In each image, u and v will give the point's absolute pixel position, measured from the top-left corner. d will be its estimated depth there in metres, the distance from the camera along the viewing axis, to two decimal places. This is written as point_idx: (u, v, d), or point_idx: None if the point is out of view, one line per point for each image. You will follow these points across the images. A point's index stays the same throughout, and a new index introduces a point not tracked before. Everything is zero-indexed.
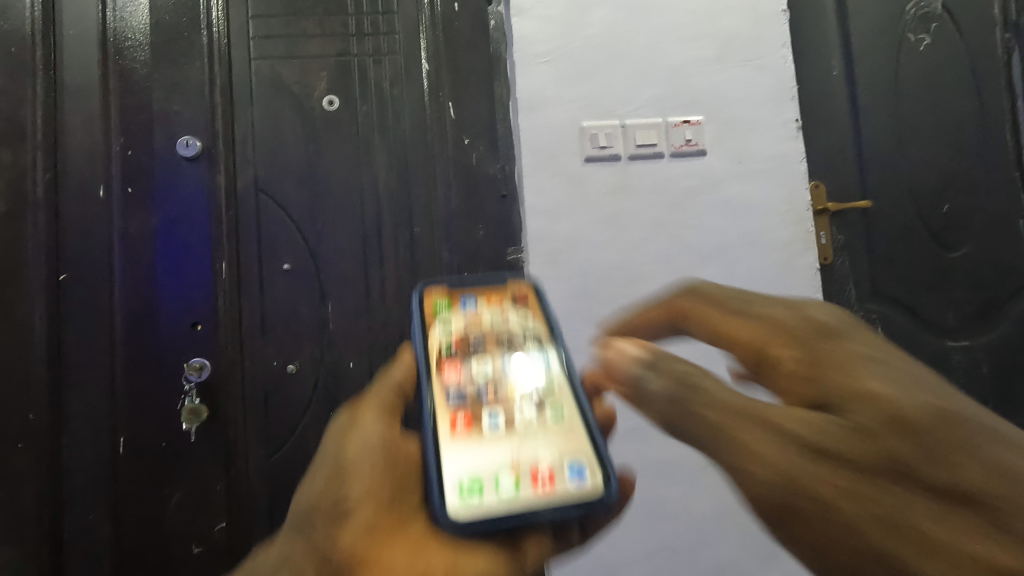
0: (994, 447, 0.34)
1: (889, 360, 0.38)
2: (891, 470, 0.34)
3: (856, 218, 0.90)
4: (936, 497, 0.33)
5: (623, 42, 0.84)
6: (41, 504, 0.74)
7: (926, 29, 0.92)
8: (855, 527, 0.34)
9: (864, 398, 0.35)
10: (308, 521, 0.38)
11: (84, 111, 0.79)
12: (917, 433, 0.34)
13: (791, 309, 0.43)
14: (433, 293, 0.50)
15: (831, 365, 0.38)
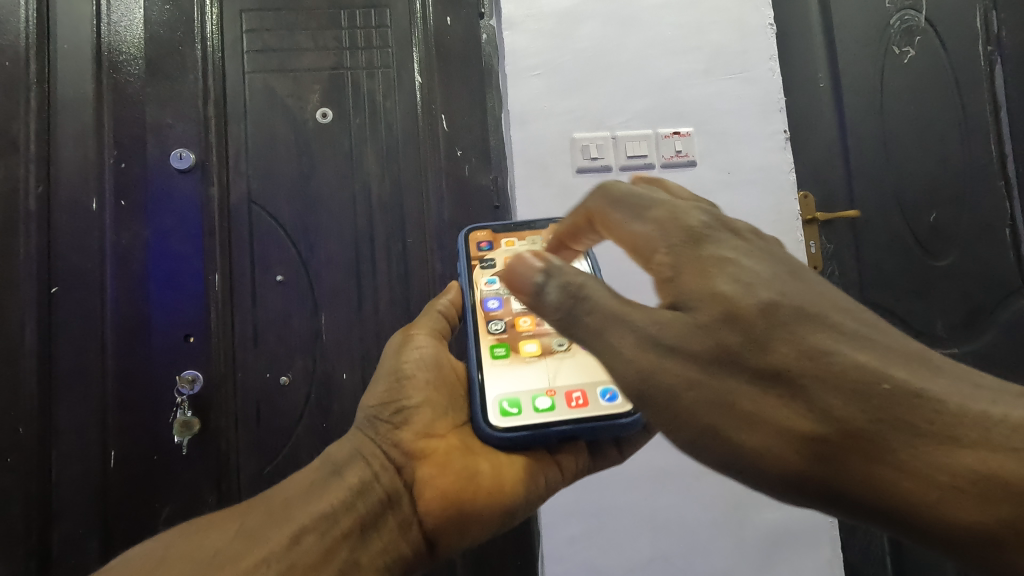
0: (837, 344, 0.32)
1: (750, 262, 0.36)
2: (752, 367, 0.33)
3: (844, 227, 0.91)
4: (828, 422, 0.31)
5: (612, 55, 0.86)
6: (29, 520, 0.74)
7: (910, 42, 0.94)
8: (720, 428, 0.33)
9: (722, 298, 0.34)
10: (377, 420, 0.54)
11: (76, 124, 0.79)
12: (812, 351, 0.32)
13: (646, 217, 0.40)
14: (478, 235, 0.60)
15: (693, 269, 0.36)
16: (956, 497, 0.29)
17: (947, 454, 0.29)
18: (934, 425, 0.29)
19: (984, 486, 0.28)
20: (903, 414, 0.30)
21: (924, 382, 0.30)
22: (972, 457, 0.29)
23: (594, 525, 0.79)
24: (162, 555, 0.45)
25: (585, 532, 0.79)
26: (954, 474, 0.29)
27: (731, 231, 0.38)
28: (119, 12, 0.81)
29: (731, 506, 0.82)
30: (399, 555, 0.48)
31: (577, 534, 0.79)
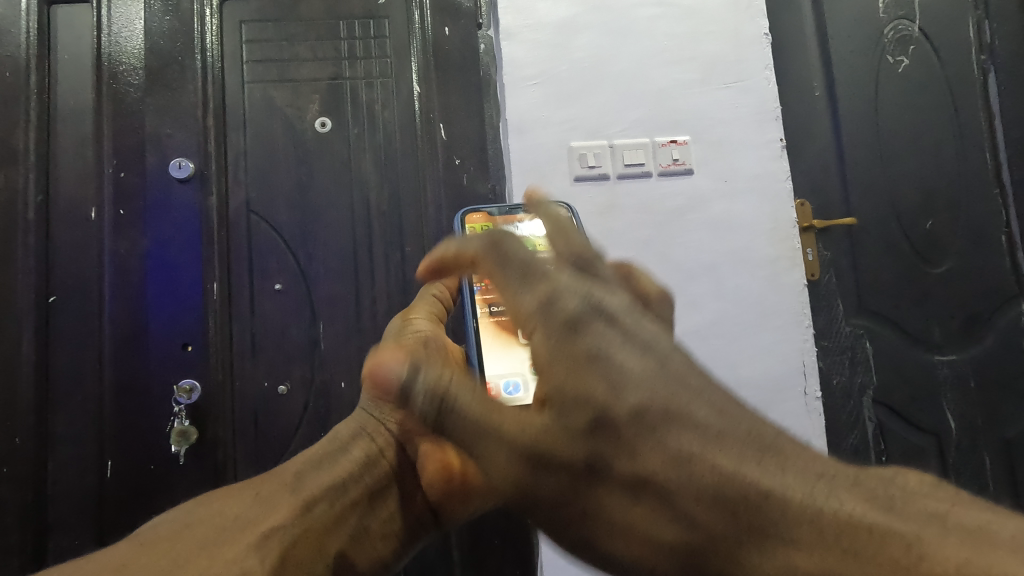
0: (698, 446, 0.32)
1: (622, 356, 0.35)
2: (619, 480, 0.34)
3: (840, 235, 0.91)
4: (692, 528, 0.31)
5: (609, 65, 0.86)
6: (26, 529, 0.75)
7: (904, 51, 0.94)
8: (593, 539, 0.36)
9: (590, 405, 0.34)
10: (380, 401, 0.56)
11: (76, 135, 0.81)
12: (676, 456, 0.32)
13: (527, 291, 0.38)
14: (474, 217, 0.61)
15: (567, 365, 0.35)
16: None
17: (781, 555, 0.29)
18: (772, 528, 0.30)
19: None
20: (763, 523, 0.30)
21: (770, 481, 0.31)
22: (799, 556, 0.29)
23: None
24: (186, 521, 0.46)
25: None
26: (788, 571, 0.29)
27: (605, 318, 0.36)
28: (119, 23, 0.82)
29: None
30: (404, 525, 0.54)
31: None
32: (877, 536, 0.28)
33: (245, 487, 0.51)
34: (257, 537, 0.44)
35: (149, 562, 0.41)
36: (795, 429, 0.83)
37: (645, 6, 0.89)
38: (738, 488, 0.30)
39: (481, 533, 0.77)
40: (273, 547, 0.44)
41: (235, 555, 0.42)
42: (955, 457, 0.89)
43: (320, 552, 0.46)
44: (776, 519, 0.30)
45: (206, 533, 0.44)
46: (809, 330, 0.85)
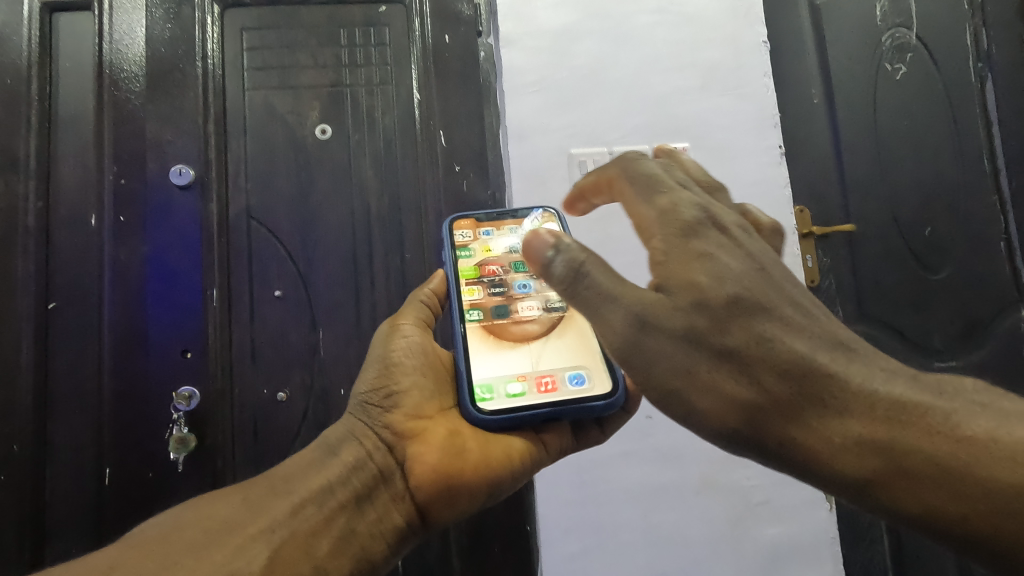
0: (777, 333, 0.42)
1: (728, 258, 0.45)
2: (727, 364, 0.41)
3: (839, 241, 0.92)
4: (759, 392, 0.40)
5: (609, 72, 0.87)
6: (23, 538, 0.74)
7: (901, 58, 0.95)
8: (682, 395, 0.43)
9: (694, 288, 0.43)
10: (368, 404, 0.55)
11: (78, 141, 0.81)
12: (758, 338, 0.41)
13: (648, 204, 0.48)
14: (462, 224, 0.60)
15: (679, 258, 0.45)
16: (840, 449, 0.38)
17: (839, 421, 0.39)
18: (833, 401, 0.39)
19: (859, 446, 0.38)
20: (816, 390, 0.39)
21: (835, 365, 0.40)
22: (858, 426, 0.38)
23: (595, 543, 0.78)
24: (175, 523, 0.47)
25: (584, 549, 0.78)
26: (846, 433, 0.38)
27: (718, 227, 0.47)
28: (121, 31, 0.82)
29: (728, 522, 0.80)
30: (392, 525, 0.51)
31: (576, 551, 0.78)
32: (920, 415, 0.38)
33: (235, 488, 0.51)
34: (244, 539, 0.45)
35: (139, 566, 0.43)
36: None
37: (644, 14, 0.89)
38: (804, 366, 0.40)
39: (481, 536, 0.76)
40: (261, 548, 0.45)
41: (223, 558, 0.44)
42: None
43: (306, 555, 0.46)
44: (840, 399, 0.39)
45: (197, 536, 0.46)
46: None
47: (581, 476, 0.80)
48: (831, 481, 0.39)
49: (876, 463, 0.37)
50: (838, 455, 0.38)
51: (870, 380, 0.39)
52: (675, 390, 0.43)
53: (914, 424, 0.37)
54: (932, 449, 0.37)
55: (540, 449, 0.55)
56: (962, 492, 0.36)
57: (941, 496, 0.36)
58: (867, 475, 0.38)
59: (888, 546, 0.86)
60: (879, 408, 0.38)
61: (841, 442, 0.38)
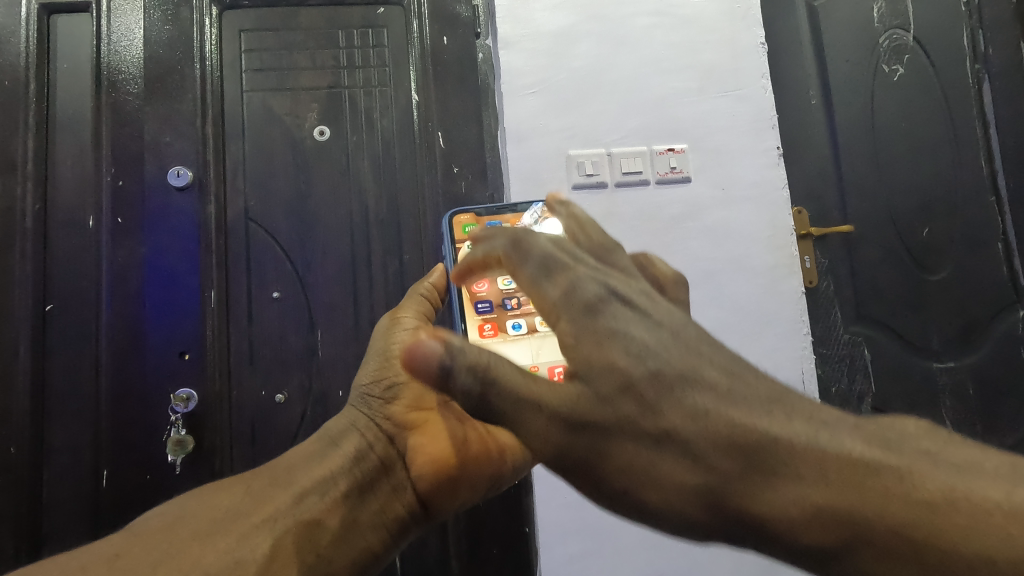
0: (715, 405, 0.31)
1: (642, 329, 0.35)
2: (644, 437, 0.32)
3: (838, 242, 0.92)
4: (700, 470, 0.30)
5: (607, 74, 0.87)
6: (22, 538, 0.74)
7: (899, 60, 0.95)
8: (631, 487, 0.33)
9: (618, 372, 0.34)
10: (370, 396, 0.55)
11: (75, 143, 0.81)
12: (693, 411, 0.31)
13: (549, 283, 0.40)
14: (462, 218, 0.61)
15: (590, 339, 0.35)
16: (797, 523, 0.27)
17: (781, 485, 0.28)
18: (776, 467, 0.28)
19: (825, 517, 0.26)
20: (767, 462, 0.28)
21: (779, 429, 0.29)
22: (813, 492, 0.27)
23: (596, 547, 0.78)
24: (177, 514, 0.46)
25: (585, 551, 0.78)
26: (797, 506, 0.27)
27: (624, 299, 0.37)
28: (119, 32, 0.82)
29: None
30: (394, 515, 0.51)
31: (576, 554, 0.78)
32: (872, 475, 0.27)
33: (236, 481, 0.50)
34: (247, 528, 0.44)
35: (137, 558, 0.41)
36: None
37: (641, 16, 0.89)
38: (748, 436, 0.29)
39: (479, 541, 0.77)
40: (264, 537, 0.44)
41: (226, 545, 0.43)
42: None
43: (310, 544, 0.45)
44: (792, 460, 0.28)
45: (200, 524, 0.44)
46: (808, 338, 0.85)
47: None
48: (791, 553, 0.28)
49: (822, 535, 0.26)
50: (809, 535, 0.27)
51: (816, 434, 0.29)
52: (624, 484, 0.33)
53: (871, 488, 0.26)
54: (892, 511, 0.25)
55: None
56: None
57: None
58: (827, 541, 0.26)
59: None
60: (831, 470, 0.27)
61: (796, 512, 0.27)
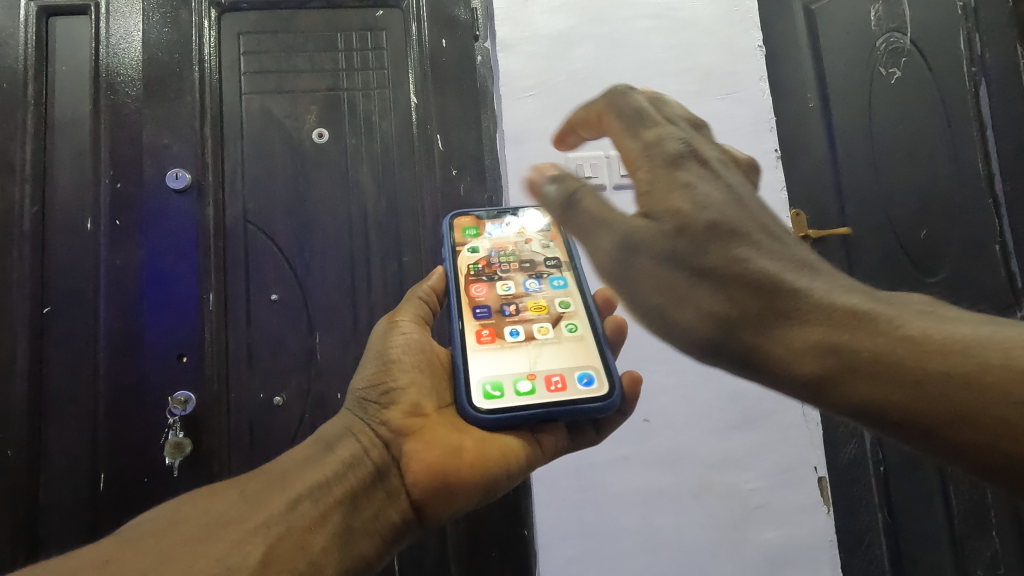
0: (752, 257, 0.43)
1: (706, 186, 0.47)
2: (699, 281, 0.43)
3: (836, 243, 0.97)
4: (731, 306, 0.42)
5: (606, 77, 0.87)
6: (18, 541, 0.74)
7: (897, 62, 0.94)
8: (666, 313, 0.46)
9: (678, 215, 0.45)
10: (365, 401, 0.55)
11: (73, 145, 0.81)
12: (737, 260, 0.42)
13: (636, 139, 0.52)
14: (462, 221, 0.63)
15: (661, 185, 0.47)
16: (801, 353, 0.39)
17: (790, 327, 0.40)
18: (779, 312, 0.40)
19: (826, 352, 0.38)
20: (783, 305, 0.40)
21: (798, 281, 0.41)
22: (815, 332, 0.39)
23: (594, 548, 0.78)
24: (173, 519, 0.46)
25: (584, 554, 0.78)
26: (799, 336, 0.39)
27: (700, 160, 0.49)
28: (118, 35, 0.82)
29: (725, 527, 0.80)
30: (388, 522, 0.49)
31: (575, 556, 0.78)
32: (859, 318, 0.39)
33: (231, 486, 0.50)
34: (242, 534, 0.44)
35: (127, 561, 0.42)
36: (791, 440, 0.83)
37: (640, 19, 0.90)
38: (774, 284, 0.41)
39: (477, 547, 0.77)
40: (257, 543, 0.44)
41: (219, 552, 0.43)
42: None
43: (302, 551, 0.44)
44: (800, 307, 0.40)
45: (194, 530, 0.45)
46: None
47: (579, 480, 0.79)
48: (793, 374, 0.40)
49: (820, 362, 0.38)
50: (807, 363, 0.39)
51: (836, 290, 0.41)
52: (659, 306, 0.47)
53: (860, 327, 0.38)
54: (881, 350, 0.37)
55: (534, 450, 0.54)
56: (917, 382, 0.35)
57: (885, 390, 0.36)
58: (824, 371, 0.38)
59: (886, 550, 0.85)
60: (835, 310, 0.39)
61: (802, 344, 0.39)
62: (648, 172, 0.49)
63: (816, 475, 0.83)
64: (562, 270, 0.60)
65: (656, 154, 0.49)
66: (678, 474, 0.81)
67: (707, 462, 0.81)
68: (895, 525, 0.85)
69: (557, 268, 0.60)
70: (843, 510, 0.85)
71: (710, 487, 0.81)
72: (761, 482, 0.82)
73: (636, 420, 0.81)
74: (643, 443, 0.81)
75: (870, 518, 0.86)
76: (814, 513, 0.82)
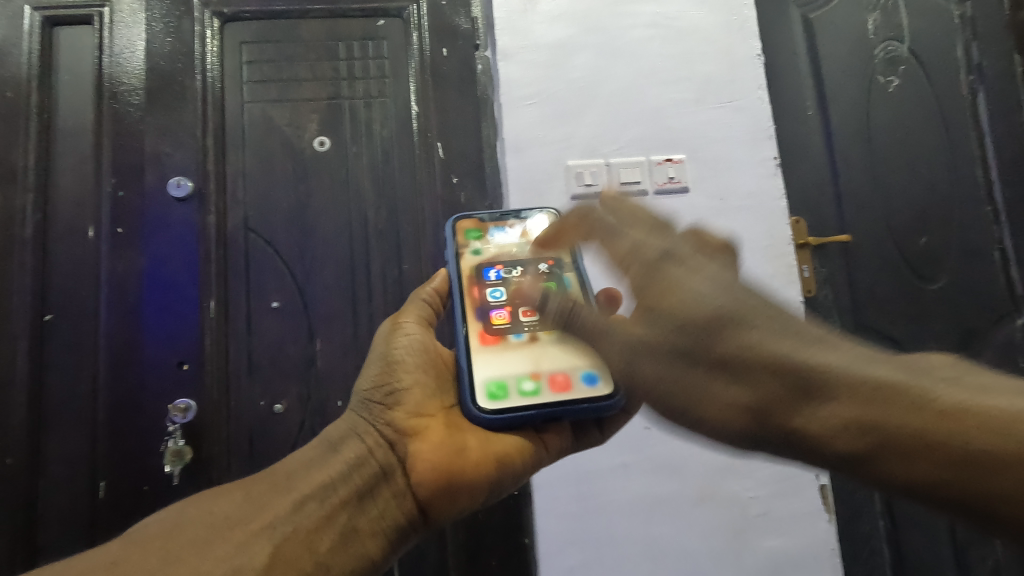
0: (759, 339, 0.37)
1: (700, 278, 0.42)
2: (703, 363, 0.38)
3: (836, 250, 0.92)
4: (748, 392, 0.36)
5: (605, 85, 0.88)
6: (16, 550, 0.74)
7: (894, 71, 0.95)
8: (685, 406, 0.39)
9: (674, 309, 0.40)
10: (370, 402, 0.54)
11: (75, 154, 0.82)
12: (745, 346, 0.37)
13: (619, 240, 0.49)
14: (464, 224, 0.61)
15: (654, 286, 0.42)
16: (832, 435, 0.33)
17: (817, 410, 0.34)
18: (806, 389, 0.35)
19: (855, 428, 0.33)
20: (807, 384, 0.35)
21: (816, 358, 0.35)
22: (844, 408, 0.33)
23: (595, 556, 0.78)
24: (176, 519, 0.46)
25: (585, 563, 0.77)
26: (829, 421, 0.33)
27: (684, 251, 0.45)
28: (121, 44, 0.83)
29: (727, 536, 0.80)
30: (393, 522, 0.49)
31: (576, 565, 0.77)
32: (893, 393, 0.32)
33: (235, 486, 0.50)
34: (247, 535, 0.44)
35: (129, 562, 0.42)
36: None
37: (639, 28, 0.90)
38: (791, 367, 0.35)
39: (479, 554, 0.77)
40: (263, 544, 0.44)
41: (225, 552, 0.43)
42: None
43: (308, 550, 0.45)
44: (829, 386, 0.34)
45: (198, 531, 0.45)
46: None
47: (579, 488, 0.79)
48: (826, 460, 0.34)
49: (853, 442, 0.32)
50: (838, 446, 0.33)
51: (872, 360, 0.35)
52: (670, 394, 0.40)
53: (896, 402, 0.32)
54: (918, 423, 0.31)
55: (539, 449, 0.54)
56: (967, 458, 0.29)
57: (929, 468, 0.30)
58: (862, 452, 0.32)
59: (888, 559, 0.84)
60: (866, 386, 0.33)
61: (834, 427, 0.33)
62: (636, 280, 0.44)
63: (817, 483, 0.82)
64: (567, 272, 0.59)
65: (639, 257, 0.46)
66: (679, 482, 0.80)
67: (707, 470, 0.81)
68: (897, 533, 0.85)
69: (561, 269, 0.59)
70: (844, 518, 0.84)
71: (711, 495, 0.81)
72: (761, 491, 0.81)
73: (637, 429, 0.81)
74: (643, 450, 0.81)
75: (872, 525, 0.85)
76: (816, 521, 0.81)
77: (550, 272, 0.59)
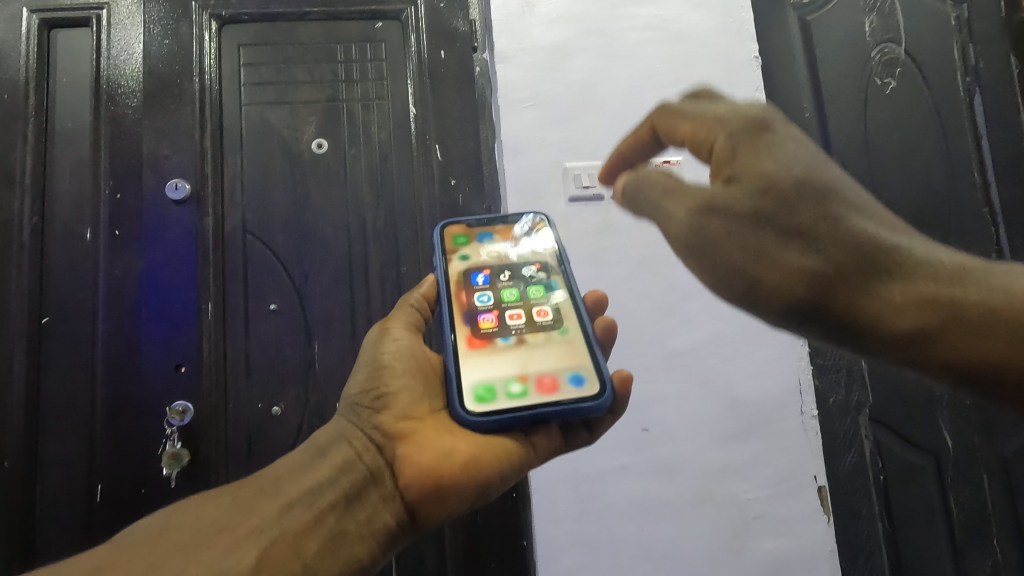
0: (844, 213, 0.42)
1: (791, 147, 0.44)
2: (783, 233, 0.42)
3: None
4: (825, 263, 0.41)
5: (603, 87, 0.88)
6: (12, 554, 0.74)
7: (890, 73, 0.95)
8: (754, 272, 0.44)
9: (764, 174, 0.43)
10: (358, 406, 0.55)
11: (73, 156, 0.81)
12: (833, 219, 0.42)
13: (702, 111, 0.49)
14: (452, 230, 0.63)
15: (747, 148, 0.44)
16: (901, 308, 0.40)
17: (888, 286, 0.40)
18: (887, 268, 0.41)
19: (925, 305, 0.39)
20: (884, 257, 0.41)
21: (894, 240, 0.42)
22: (921, 286, 0.40)
23: (594, 558, 0.78)
24: (165, 524, 0.46)
25: (583, 565, 0.78)
26: (905, 295, 0.40)
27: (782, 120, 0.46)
28: (119, 46, 0.83)
29: (726, 538, 0.80)
30: (382, 526, 0.48)
31: (575, 567, 0.77)
32: (961, 277, 0.40)
33: (223, 491, 0.50)
34: (233, 540, 0.44)
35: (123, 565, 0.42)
36: (791, 451, 0.83)
37: (636, 30, 0.90)
38: (876, 247, 0.41)
39: (476, 558, 0.77)
40: (250, 548, 0.44)
41: (211, 557, 0.43)
42: (953, 476, 0.84)
43: (295, 554, 0.44)
44: (908, 262, 0.41)
45: (185, 536, 0.45)
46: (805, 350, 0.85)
47: (577, 490, 0.79)
48: (890, 330, 0.40)
49: (921, 315, 0.39)
50: (905, 313, 0.40)
51: (936, 252, 0.42)
52: (741, 266, 0.44)
53: (961, 283, 0.40)
54: (986, 301, 0.39)
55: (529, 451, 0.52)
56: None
57: (990, 345, 0.38)
58: (930, 325, 0.39)
59: (888, 561, 0.84)
60: (940, 268, 0.41)
61: (902, 303, 0.40)
62: (725, 140, 0.45)
63: (816, 484, 0.82)
64: (554, 276, 0.60)
65: (732, 125, 0.45)
66: (678, 484, 0.80)
67: (706, 472, 0.81)
68: (895, 534, 0.84)
69: (546, 274, 0.60)
70: (843, 520, 0.84)
71: (711, 497, 0.81)
72: (761, 492, 0.81)
73: (636, 430, 0.81)
74: (642, 452, 0.81)
75: (871, 528, 0.84)
76: (815, 523, 0.81)
77: (537, 276, 0.60)
